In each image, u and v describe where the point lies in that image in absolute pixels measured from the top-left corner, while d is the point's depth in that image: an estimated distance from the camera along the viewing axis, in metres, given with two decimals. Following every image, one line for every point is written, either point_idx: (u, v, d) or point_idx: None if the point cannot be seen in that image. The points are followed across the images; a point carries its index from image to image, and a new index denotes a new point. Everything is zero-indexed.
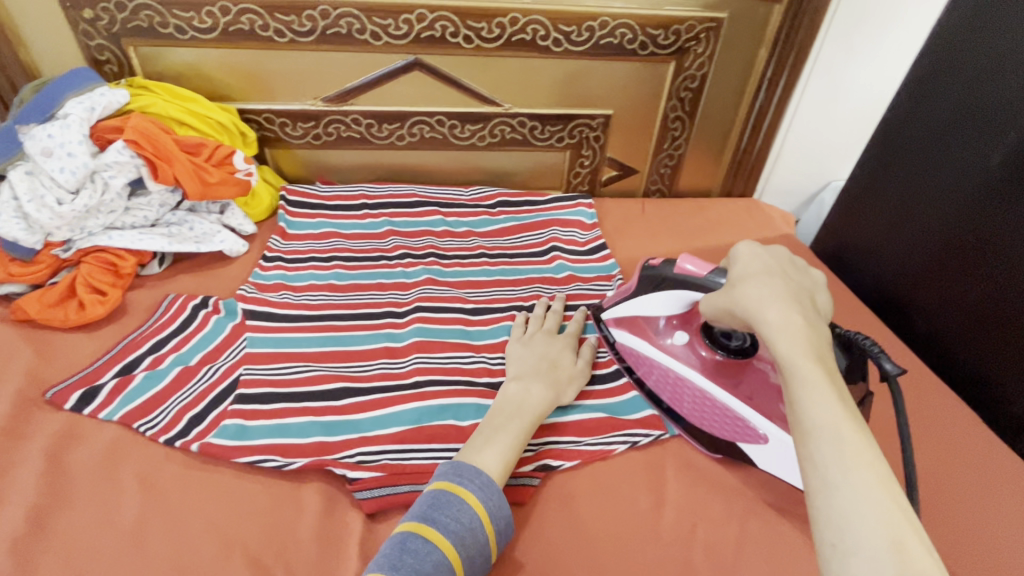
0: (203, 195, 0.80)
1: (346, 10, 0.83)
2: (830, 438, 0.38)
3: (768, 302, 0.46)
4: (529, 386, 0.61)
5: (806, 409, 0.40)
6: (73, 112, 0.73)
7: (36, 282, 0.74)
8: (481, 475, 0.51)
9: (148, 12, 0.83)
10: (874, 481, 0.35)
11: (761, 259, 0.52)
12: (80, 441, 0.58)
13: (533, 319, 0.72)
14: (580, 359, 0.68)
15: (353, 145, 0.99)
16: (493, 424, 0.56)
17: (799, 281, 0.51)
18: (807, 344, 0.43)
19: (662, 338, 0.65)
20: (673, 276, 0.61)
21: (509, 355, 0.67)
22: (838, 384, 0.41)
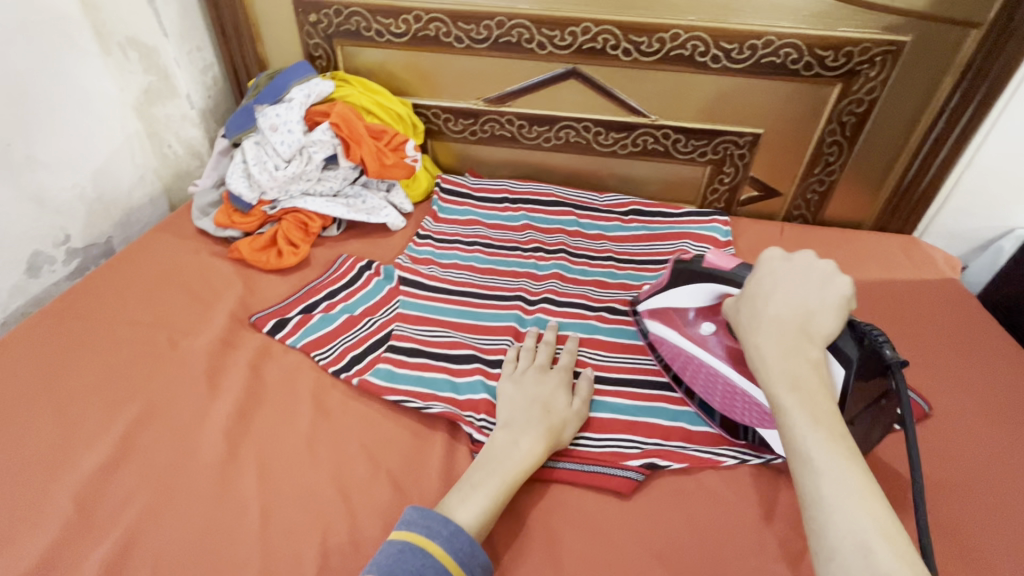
0: (380, 174, 0.93)
1: (519, 22, 0.92)
2: (814, 463, 0.41)
3: (765, 323, 0.52)
4: (518, 436, 0.59)
5: (792, 431, 0.44)
6: (296, 97, 0.90)
7: (248, 230, 0.92)
8: (450, 526, 0.50)
9: (357, 19, 0.99)
10: (845, 496, 0.39)
11: (774, 273, 0.55)
12: (273, 360, 0.73)
13: (524, 354, 0.71)
14: (574, 402, 0.66)
15: (503, 143, 1.09)
16: (475, 476, 0.56)
17: (805, 301, 0.52)
18: (794, 368, 0.48)
19: (691, 329, 0.70)
20: (700, 269, 0.65)
21: (500, 398, 0.66)
22: (820, 405, 0.45)
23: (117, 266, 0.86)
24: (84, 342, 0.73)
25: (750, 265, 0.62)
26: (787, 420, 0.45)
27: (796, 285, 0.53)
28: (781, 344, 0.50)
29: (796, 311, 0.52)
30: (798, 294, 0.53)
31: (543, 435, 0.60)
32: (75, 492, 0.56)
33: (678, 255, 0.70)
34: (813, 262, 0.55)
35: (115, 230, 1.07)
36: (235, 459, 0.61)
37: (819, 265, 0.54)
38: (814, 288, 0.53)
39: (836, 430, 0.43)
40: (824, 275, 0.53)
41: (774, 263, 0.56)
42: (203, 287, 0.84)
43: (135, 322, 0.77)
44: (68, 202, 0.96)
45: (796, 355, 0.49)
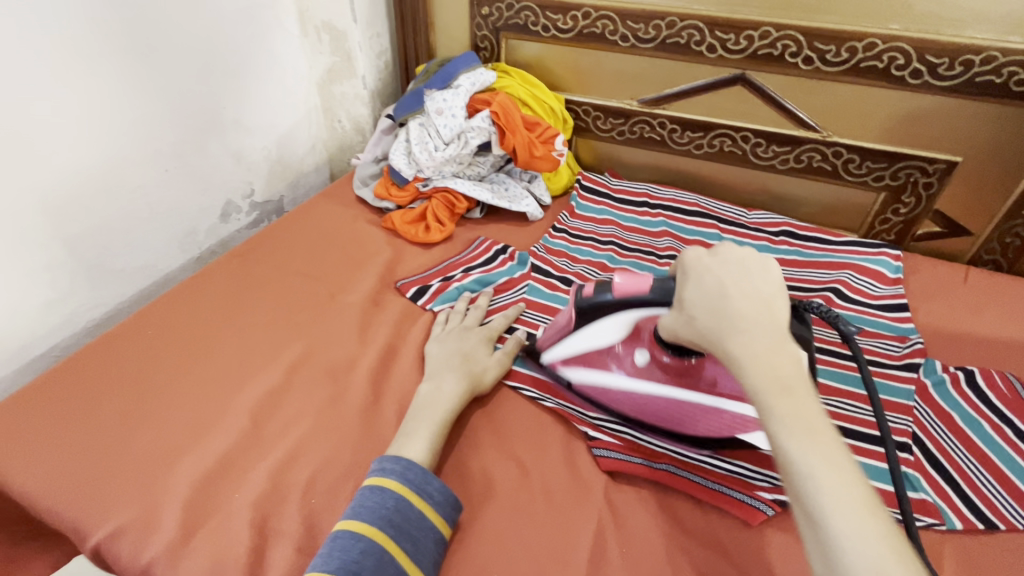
0: (527, 164, 0.95)
1: (691, 23, 0.89)
2: (810, 480, 0.39)
3: (720, 324, 0.47)
4: (440, 383, 0.65)
5: (785, 450, 0.40)
6: (463, 84, 0.95)
7: (400, 203, 0.99)
8: (401, 461, 0.55)
9: (527, 13, 1.02)
10: (862, 521, 0.37)
11: (709, 269, 0.50)
12: (414, 325, 0.78)
13: (453, 316, 0.76)
14: (497, 353, 0.71)
15: (651, 146, 1.06)
16: (410, 419, 0.61)
17: (758, 288, 0.49)
18: (781, 372, 0.43)
19: (625, 360, 0.64)
20: (616, 299, 0.60)
21: (426, 354, 0.72)
22: (809, 409, 0.42)
23: (292, 221, 0.97)
24: (263, 281, 0.83)
25: (662, 280, 0.57)
26: (778, 436, 0.41)
27: (738, 278, 0.49)
28: (757, 347, 0.45)
29: (751, 302, 0.47)
30: (740, 280, 0.49)
31: (461, 377, 0.65)
32: (250, 410, 0.64)
33: (580, 287, 0.65)
34: (738, 250, 0.51)
35: (287, 190, 1.21)
36: (379, 408, 0.66)
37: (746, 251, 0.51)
38: (760, 274, 0.50)
39: (826, 434, 0.41)
40: (746, 255, 0.51)
41: (705, 261, 0.51)
42: (359, 248, 0.92)
43: (303, 271, 0.86)
44: (257, 160, 1.11)
45: (774, 356, 0.44)
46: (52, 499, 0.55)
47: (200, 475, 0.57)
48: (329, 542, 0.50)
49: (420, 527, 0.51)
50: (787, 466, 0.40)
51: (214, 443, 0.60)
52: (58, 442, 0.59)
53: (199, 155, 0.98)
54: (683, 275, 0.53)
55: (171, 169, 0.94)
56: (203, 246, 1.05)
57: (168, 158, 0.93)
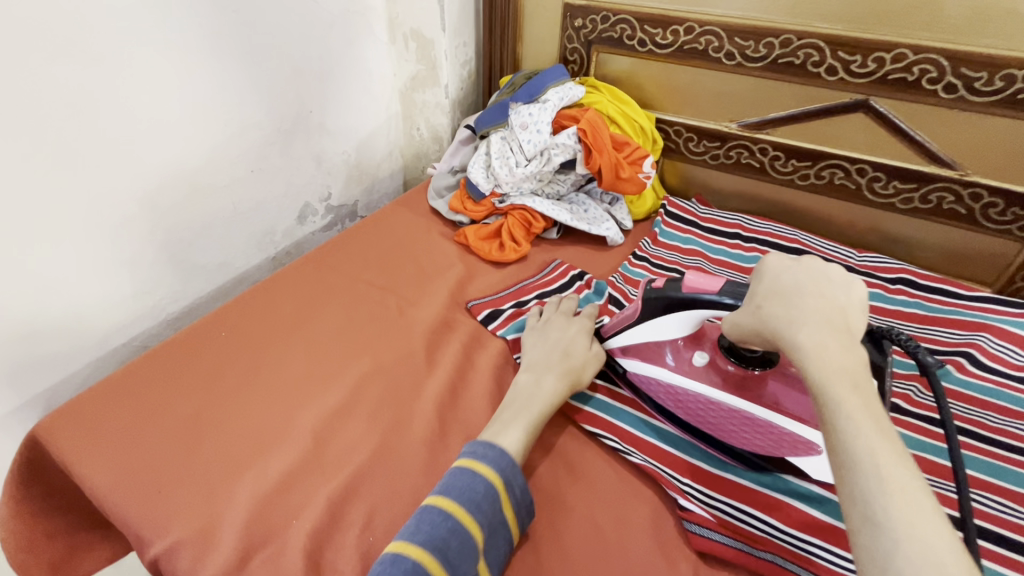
0: (612, 186, 0.90)
1: (810, 41, 0.81)
2: (869, 467, 0.37)
3: (785, 315, 0.47)
4: (540, 376, 0.63)
5: (840, 431, 0.39)
6: (551, 99, 0.91)
7: (475, 218, 0.96)
8: (494, 449, 0.54)
9: (623, 26, 0.96)
10: (917, 510, 0.35)
11: (787, 273, 0.50)
12: (484, 352, 0.75)
13: (550, 308, 0.75)
14: (596, 345, 0.69)
15: (747, 173, 0.98)
16: (510, 411, 0.60)
17: (833, 295, 0.48)
18: (845, 367, 0.42)
19: (678, 363, 0.63)
20: (683, 296, 0.59)
21: (523, 344, 0.71)
22: (873, 404, 0.41)
23: (366, 229, 0.96)
24: (334, 290, 0.82)
25: (734, 282, 0.57)
26: (837, 421, 0.40)
27: (818, 280, 0.49)
28: (828, 337, 0.44)
29: (822, 304, 0.47)
30: (815, 286, 0.48)
31: (562, 374, 0.63)
32: (314, 428, 0.62)
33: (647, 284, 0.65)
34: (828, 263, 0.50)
35: (361, 195, 1.21)
36: (444, 440, 0.62)
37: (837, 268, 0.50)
38: (840, 286, 0.49)
39: (891, 433, 0.39)
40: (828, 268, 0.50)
41: (784, 263, 0.51)
42: (431, 261, 0.90)
43: (375, 282, 0.85)
44: (336, 165, 1.12)
45: (844, 350, 0.43)
46: (118, 503, 0.55)
47: (262, 493, 0.56)
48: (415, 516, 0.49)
49: (500, 522, 0.51)
50: (845, 449, 0.39)
51: (278, 461, 0.59)
52: (129, 441, 0.59)
53: (283, 156, 1.00)
54: (759, 273, 0.52)
55: (256, 169, 0.95)
56: (278, 247, 1.06)
57: (254, 159, 0.95)
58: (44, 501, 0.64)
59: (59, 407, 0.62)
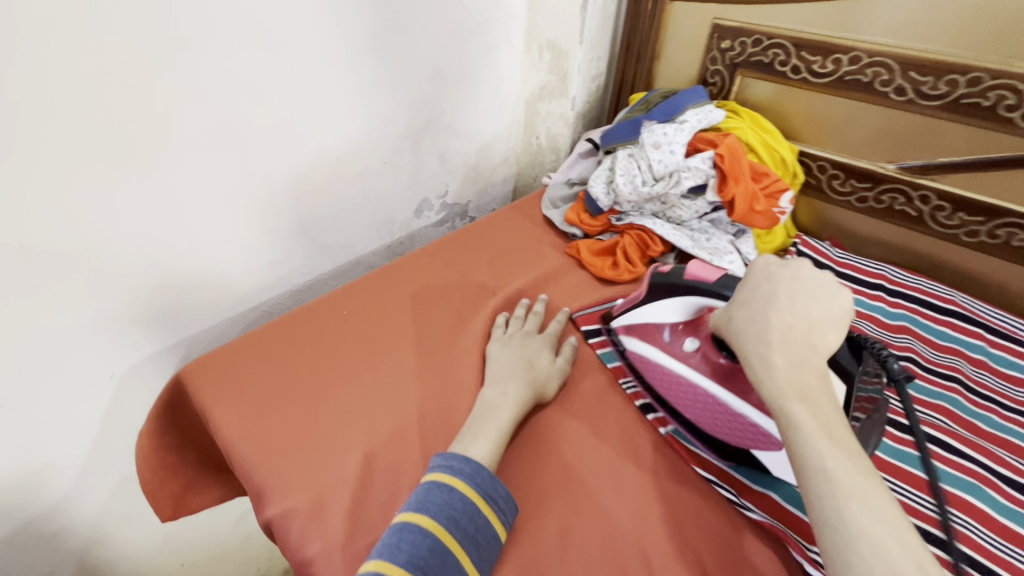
0: (744, 218, 0.84)
1: (1006, 82, 0.71)
2: (823, 477, 0.43)
3: (756, 333, 0.54)
4: (504, 388, 0.64)
5: (803, 445, 0.46)
6: (690, 120, 0.87)
7: (590, 232, 0.95)
8: (470, 463, 0.54)
9: (776, 51, 0.91)
10: (868, 506, 0.41)
11: (760, 289, 0.56)
12: (590, 372, 0.73)
13: (513, 322, 0.76)
14: (557, 360, 0.71)
15: (898, 220, 0.88)
16: (473, 422, 0.60)
17: (805, 311, 0.53)
18: (801, 379, 0.50)
19: (672, 345, 0.68)
20: (683, 282, 0.66)
21: (487, 355, 0.71)
22: (829, 418, 0.47)
23: (480, 231, 0.98)
24: (446, 287, 0.84)
25: (732, 275, 0.63)
26: (800, 436, 0.46)
27: (792, 292, 0.54)
28: (786, 354, 0.51)
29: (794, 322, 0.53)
30: (781, 301, 0.54)
31: (526, 388, 0.64)
32: (423, 419, 0.64)
33: (658, 266, 0.71)
34: (808, 273, 0.55)
35: (474, 196, 1.24)
36: (543, 457, 0.62)
37: (809, 279, 0.55)
38: (818, 296, 0.54)
39: (842, 436, 0.46)
40: (797, 282, 0.55)
41: (768, 274, 0.57)
42: (542, 269, 0.90)
43: (487, 284, 0.86)
44: (457, 165, 1.15)
45: (803, 366, 0.50)
46: (246, 457, 0.59)
47: (371, 474, 0.58)
48: (393, 533, 0.49)
49: (485, 534, 0.51)
50: (802, 460, 0.45)
51: (384, 447, 0.60)
52: (256, 404, 0.63)
53: (413, 152, 1.04)
54: (744, 282, 0.59)
55: (387, 162, 1.01)
56: (394, 237, 1.11)
57: (386, 152, 1.00)
58: (179, 438, 0.71)
59: (202, 357, 0.68)
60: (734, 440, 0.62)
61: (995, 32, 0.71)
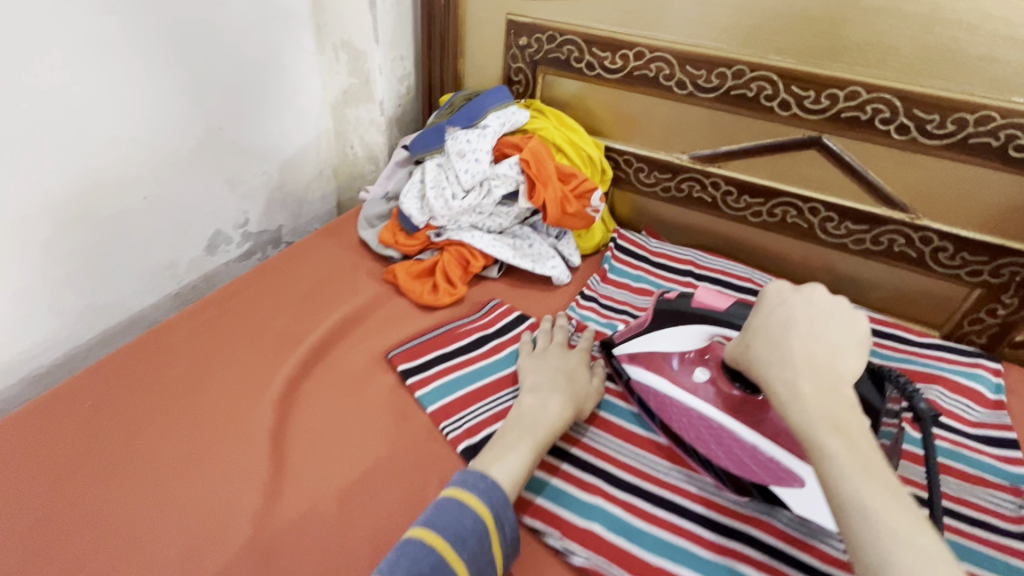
0: (558, 221, 0.82)
1: (763, 74, 0.76)
2: (859, 510, 0.40)
3: (770, 358, 0.50)
4: (545, 402, 0.62)
5: (839, 482, 0.41)
6: (491, 124, 0.83)
7: (408, 253, 0.87)
8: (487, 479, 0.52)
9: (570, 48, 0.90)
10: (929, 550, 0.37)
11: (784, 313, 0.52)
12: (405, 419, 0.65)
13: (543, 337, 0.73)
14: (593, 378, 0.69)
15: (698, 207, 0.93)
16: (505, 435, 0.57)
17: (827, 338, 0.50)
18: (831, 408, 0.45)
19: (681, 375, 0.65)
20: (692, 309, 0.63)
21: (519, 370, 0.69)
22: (896, 494, 0.40)
23: (280, 266, 0.85)
24: (234, 347, 0.72)
25: (744, 305, 0.61)
26: (846, 478, 0.41)
27: (810, 319, 0.51)
28: (812, 381, 0.47)
29: (811, 347, 0.49)
30: (812, 337, 0.49)
31: (569, 399, 0.63)
32: (195, 526, 0.54)
33: (662, 294, 0.68)
34: (825, 296, 0.52)
35: (287, 219, 1.09)
36: (347, 541, 0.54)
37: (830, 303, 0.52)
38: (839, 323, 0.51)
39: (884, 474, 0.42)
40: (821, 305, 0.52)
41: (785, 295, 0.53)
42: (355, 303, 0.79)
43: (287, 331, 0.74)
44: (254, 187, 0.99)
45: (831, 394, 0.46)
46: None
47: None
48: (395, 552, 0.46)
49: (486, 556, 0.48)
50: (839, 497, 0.41)
51: None
52: None
53: (185, 181, 0.87)
54: (756, 308, 0.55)
55: (151, 197, 0.83)
56: (183, 281, 0.93)
57: (148, 184, 0.82)
58: None
59: None
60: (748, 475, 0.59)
61: (748, 27, 0.75)
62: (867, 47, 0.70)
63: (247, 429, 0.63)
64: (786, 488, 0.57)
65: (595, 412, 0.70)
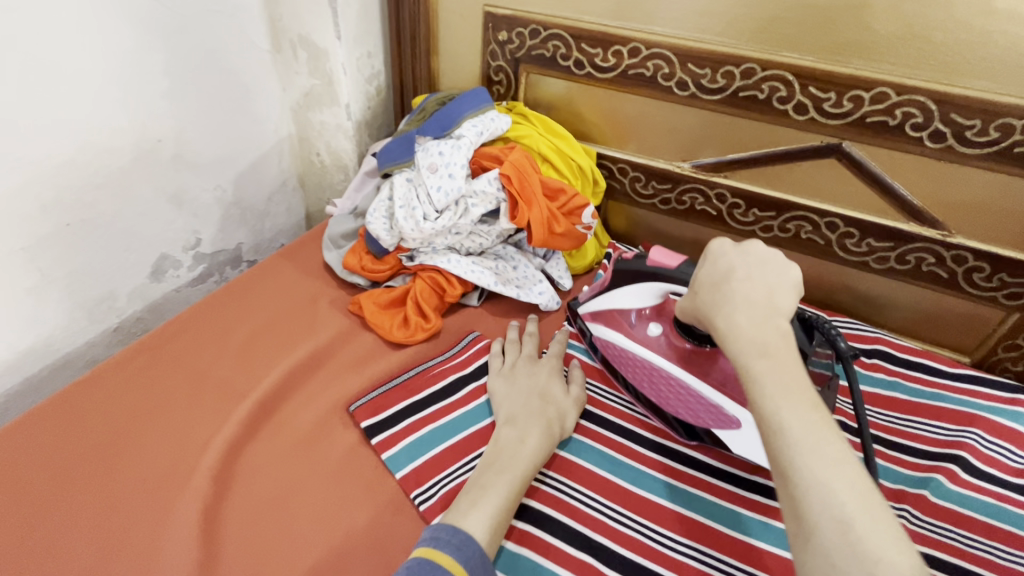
0: (545, 243, 0.72)
1: (776, 73, 0.67)
2: (784, 435, 0.38)
3: (714, 302, 0.47)
4: (524, 432, 0.56)
5: (770, 409, 0.39)
6: (467, 133, 0.73)
7: (377, 279, 0.77)
8: (458, 534, 0.45)
9: (556, 43, 0.79)
10: (849, 478, 0.36)
11: (728, 259, 0.49)
12: (366, 488, 0.56)
13: (509, 348, 0.68)
14: (571, 388, 0.64)
15: (701, 220, 0.83)
16: (481, 478, 0.52)
17: (766, 279, 0.47)
18: (766, 340, 0.43)
19: (637, 330, 0.63)
20: (647, 269, 0.60)
21: (492, 391, 0.63)
22: (827, 426, 0.38)
23: (230, 298, 0.75)
24: (170, 401, 0.62)
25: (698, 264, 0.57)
26: (771, 402, 0.39)
27: (749, 264, 0.48)
28: (749, 318, 0.45)
29: (754, 290, 0.46)
30: (753, 279, 0.47)
31: (550, 427, 0.58)
32: None
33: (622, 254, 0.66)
34: (765, 249, 0.49)
35: (247, 236, 0.99)
36: None
37: (770, 252, 0.49)
38: (780, 264, 0.48)
39: (811, 397, 0.40)
40: (763, 252, 0.49)
41: (725, 247, 0.50)
42: (313, 342, 0.69)
43: (232, 380, 0.64)
44: (205, 205, 0.89)
45: (769, 328, 0.44)
46: None
47: None
48: None
49: None
50: (767, 421, 0.39)
51: None
52: None
53: (119, 202, 0.76)
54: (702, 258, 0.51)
55: (75, 224, 0.72)
56: (125, 314, 0.83)
57: (76, 209, 0.72)
58: None
59: None
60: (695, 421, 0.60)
61: (759, 19, 0.65)
62: (898, 43, 0.61)
63: (178, 508, 0.53)
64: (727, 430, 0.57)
65: (589, 468, 0.59)
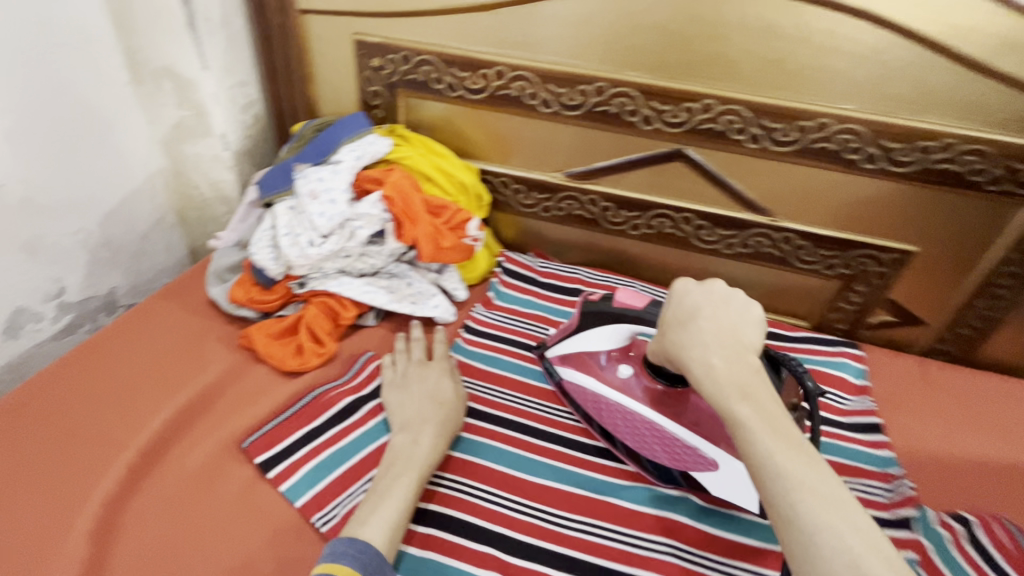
0: (434, 258, 0.75)
1: (622, 89, 0.75)
2: (772, 472, 0.39)
3: (683, 343, 0.49)
4: (417, 437, 0.59)
5: (761, 453, 0.40)
6: (346, 159, 0.75)
7: (266, 310, 0.76)
8: (356, 543, 0.47)
9: (427, 68, 0.83)
10: (846, 513, 0.36)
11: (698, 301, 0.50)
12: (263, 521, 0.55)
13: (401, 356, 0.70)
14: (458, 385, 0.68)
15: (579, 224, 0.91)
16: (379, 484, 0.54)
17: (728, 318, 0.49)
18: (741, 377, 0.45)
19: (607, 372, 0.65)
20: (613, 309, 0.64)
21: (388, 403, 0.65)
22: (770, 410, 0.43)
23: (100, 346, 0.70)
24: (32, 465, 0.57)
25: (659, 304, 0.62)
26: (762, 446, 0.40)
27: (713, 303, 0.50)
28: (722, 356, 0.46)
29: (727, 334, 0.48)
30: (716, 321, 0.49)
31: (441, 427, 0.60)
32: None
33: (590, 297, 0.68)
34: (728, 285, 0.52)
35: (120, 279, 0.92)
36: None
37: (721, 287, 0.52)
38: (736, 304, 0.50)
39: (790, 432, 0.41)
40: (733, 294, 0.51)
41: (689, 286, 0.52)
42: (200, 381, 0.67)
43: (108, 434, 0.60)
44: (64, 250, 0.82)
45: (745, 366, 0.45)
46: None
47: None
48: None
49: None
50: (759, 466, 0.40)
51: None
52: None
53: None
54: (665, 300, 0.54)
55: None
56: None
57: None
58: None
59: None
60: (665, 460, 0.61)
61: (602, 43, 0.74)
62: (713, 63, 0.71)
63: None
64: (701, 471, 0.59)
65: (488, 465, 0.63)
